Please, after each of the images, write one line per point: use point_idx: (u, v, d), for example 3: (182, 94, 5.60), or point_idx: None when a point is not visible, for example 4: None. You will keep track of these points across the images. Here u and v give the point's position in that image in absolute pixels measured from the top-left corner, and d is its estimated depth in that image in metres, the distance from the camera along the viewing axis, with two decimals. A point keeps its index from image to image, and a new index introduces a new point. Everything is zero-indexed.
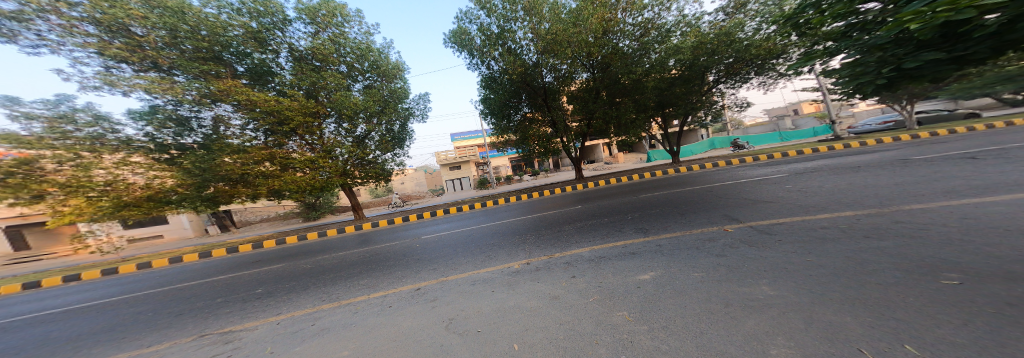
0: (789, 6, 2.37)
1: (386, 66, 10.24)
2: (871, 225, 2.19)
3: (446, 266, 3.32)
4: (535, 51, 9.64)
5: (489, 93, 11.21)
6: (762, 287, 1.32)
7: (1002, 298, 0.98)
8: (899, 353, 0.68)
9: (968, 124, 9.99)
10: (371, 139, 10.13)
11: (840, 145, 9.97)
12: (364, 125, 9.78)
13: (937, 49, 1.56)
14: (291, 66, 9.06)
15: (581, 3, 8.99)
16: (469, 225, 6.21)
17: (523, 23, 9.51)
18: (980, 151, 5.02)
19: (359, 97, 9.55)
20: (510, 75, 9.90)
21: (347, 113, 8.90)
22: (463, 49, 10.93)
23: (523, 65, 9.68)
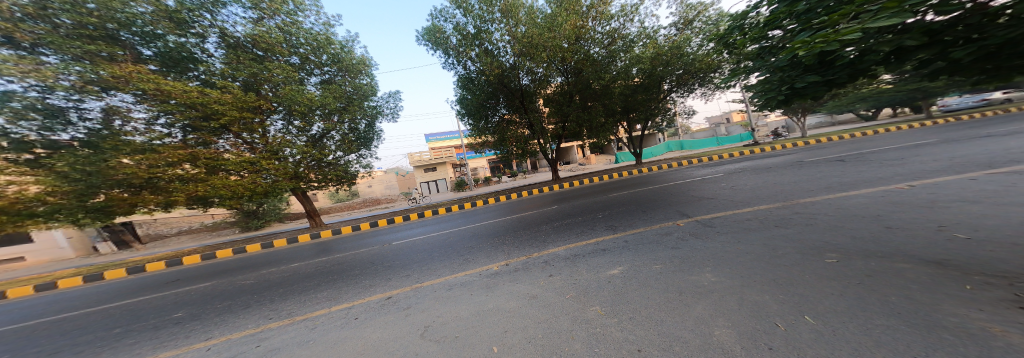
0: (722, 27, 2.80)
1: (349, 60, 9.34)
2: (780, 216, 2.75)
3: (421, 272, 3.18)
4: (512, 54, 9.68)
5: (466, 93, 11.08)
6: (707, 274, 1.57)
7: (862, 272, 1.33)
8: (800, 324, 0.89)
9: (841, 134, 12.98)
10: (330, 138, 9.08)
11: (760, 148, 12.09)
12: (322, 123, 8.62)
13: (817, 73, 1.99)
14: (223, 54, 7.57)
15: (555, 9, 9.25)
16: (445, 228, 6.01)
17: (500, 25, 9.45)
18: (848, 155, 6.60)
19: (316, 93, 8.49)
20: (487, 76, 9.86)
21: (299, 109, 7.74)
22: (438, 48, 10.43)
23: (500, 67, 9.62)
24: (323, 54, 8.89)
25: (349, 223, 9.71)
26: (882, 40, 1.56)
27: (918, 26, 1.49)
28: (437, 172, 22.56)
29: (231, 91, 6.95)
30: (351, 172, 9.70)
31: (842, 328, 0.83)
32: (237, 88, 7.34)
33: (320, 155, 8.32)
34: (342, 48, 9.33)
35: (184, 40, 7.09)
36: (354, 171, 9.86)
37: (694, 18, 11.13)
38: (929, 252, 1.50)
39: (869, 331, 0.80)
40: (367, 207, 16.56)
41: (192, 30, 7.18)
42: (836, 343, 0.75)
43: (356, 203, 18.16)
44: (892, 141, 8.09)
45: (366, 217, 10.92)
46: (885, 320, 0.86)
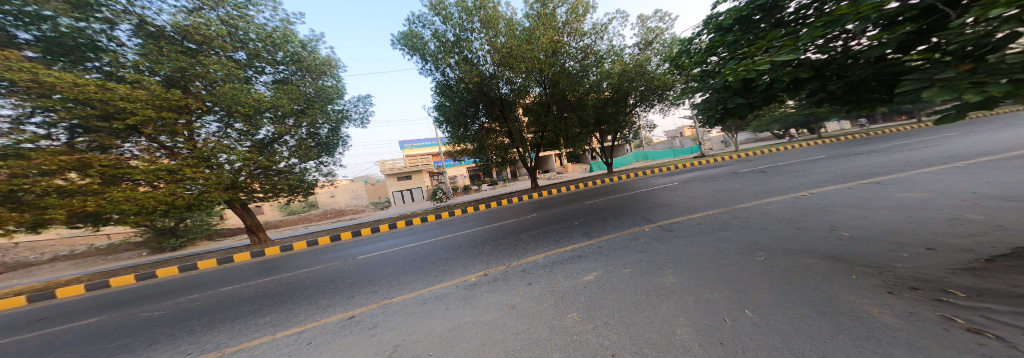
0: (673, 51, 3.23)
1: (310, 60, 8.51)
2: (723, 220, 3.21)
3: (391, 287, 2.96)
4: (491, 63, 9.69)
5: (444, 100, 10.85)
6: (669, 276, 1.76)
7: (782, 267, 1.63)
8: (741, 318, 1.06)
9: (766, 148, 15.59)
10: (283, 143, 7.95)
11: (707, 160, 13.91)
12: (272, 126, 7.56)
13: (743, 96, 2.41)
14: (139, 44, 6.18)
15: (533, 23, 9.48)
16: (420, 239, 5.70)
17: (480, 34, 9.40)
18: (771, 167, 7.98)
19: (266, 93, 7.51)
20: (466, 84, 9.74)
21: (242, 110, 6.63)
22: (415, 53, 10.00)
23: (480, 75, 9.57)
24: (278, 51, 7.95)
25: (304, 238, 8.56)
26: (784, 72, 1.98)
27: (807, 63, 1.93)
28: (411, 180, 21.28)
29: (146, 86, 5.79)
30: (307, 181, 8.54)
31: (772, 319, 1.00)
32: (157, 83, 6.10)
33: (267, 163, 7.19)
34: (303, 47, 8.51)
35: (84, 25, 5.61)
36: (311, 180, 8.74)
37: (653, 40, 12.44)
38: (827, 249, 1.90)
39: (791, 320, 0.98)
40: (328, 220, 14.81)
41: (97, 14, 5.70)
42: (768, 333, 0.90)
43: (313, 214, 16.11)
44: (800, 155, 10.00)
45: (326, 230, 9.77)
46: (801, 309, 1.07)
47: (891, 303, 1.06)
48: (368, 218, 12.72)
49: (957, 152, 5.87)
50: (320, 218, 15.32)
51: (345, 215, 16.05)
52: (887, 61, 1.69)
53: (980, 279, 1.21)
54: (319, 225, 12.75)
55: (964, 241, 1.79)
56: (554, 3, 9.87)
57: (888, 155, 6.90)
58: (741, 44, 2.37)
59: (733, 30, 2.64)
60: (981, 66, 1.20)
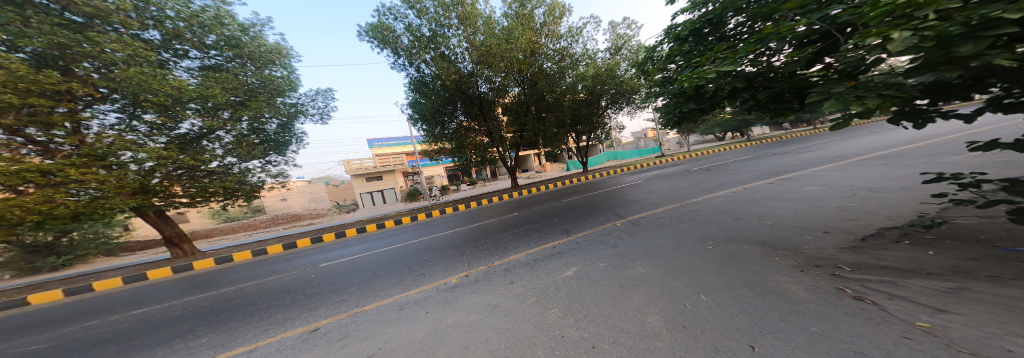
0: (639, 56, 3.45)
1: (253, 46, 7.30)
2: (680, 213, 3.64)
3: (362, 294, 2.76)
4: (469, 61, 9.40)
5: (421, 98, 10.60)
6: (638, 268, 1.95)
7: (726, 254, 1.93)
8: (697, 303, 1.24)
9: (713, 149, 17.84)
10: (217, 139, 6.69)
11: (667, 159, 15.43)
12: (198, 119, 6.16)
13: (696, 102, 2.71)
14: None
15: (511, 22, 9.24)
16: (393, 243, 5.38)
17: (457, 31, 9.08)
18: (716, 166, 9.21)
19: (192, 80, 6.19)
20: (443, 81, 9.44)
21: (155, 100, 5.29)
22: (384, 46, 9.42)
23: (457, 73, 9.24)
24: (208, 34, 6.59)
25: (249, 247, 7.45)
26: (726, 82, 2.29)
27: (742, 75, 2.27)
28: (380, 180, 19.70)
29: (2, 65, 4.20)
30: (248, 182, 7.24)
31: (722, 303, 1.21)
32: (21, 62, 4.45)
33: (191, 162, 5.89)
34: (244, 32, 7.25)
35: None
36: (254, 182, 7.44)
37: (622, 46, 13.13)
38: (758, 237, 2.30)
39: (735, 302, 1.19)
40: (278, 226, 12.95)
41: None
42: (720, 317, 1.08)
43: (259, 220, 13.95)
44: (737, 155, 11.70)
45: (276, 238, 8.56)
46: (741, 293, 1.30)
47: (800, 283, 1.36)
48: (330, 222, 11.47)
49: (843, 153, 7.47)
50: (269, 225, 13.35)
51: (301, 220, 14.21)
52: (797, 77, 2.08)
53: (857, 261, 1.61)
54: (268, 232, 11.11)
55: (847, 226, 2.33)
56: (532, 4, 9.83)
57: (800, 155, 8.44)
58: (694, 54, 2.66)
59: (688, 41, 2.92)
60: (860, 83, 1.54)
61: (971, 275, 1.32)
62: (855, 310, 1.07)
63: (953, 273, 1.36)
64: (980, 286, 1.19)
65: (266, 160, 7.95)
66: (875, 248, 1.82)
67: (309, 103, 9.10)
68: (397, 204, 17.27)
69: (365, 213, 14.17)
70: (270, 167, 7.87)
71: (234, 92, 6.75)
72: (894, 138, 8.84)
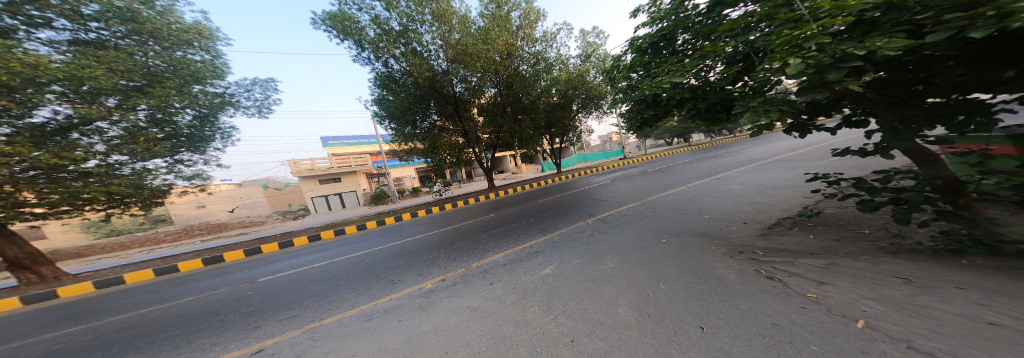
0: (606, 64, 3.68)
1: (161, 27, 5.83)
2: (641, 210, 4.10)
3: (319, 307, 2.45)
4: (444, 59, 9.11)
5: (389, 94, 10.06)
6: (608, 262, 2.14)
7: (678, 246, 2.26)
8: (659, 295, 1.43)
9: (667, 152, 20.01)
10: (100, 133, 5.13)
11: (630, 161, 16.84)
12: (70, 107, 4.60)
13: (654, 109, 3.03)
14: None
15: (487, 23, 9.14)
16: (356, 250, 4.91)
17: (431, 28, 8.80)
18: (670, 167, 10.43)
19: (61, 57, 4.62)
20: (415, 78, 8.89)
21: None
22: (346, 37, 8.92)
23: (431, 71, 8.81)
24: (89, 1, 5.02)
25: (154, 264, 5.98)
26: (677, 92, 2.62)
27: (687, 86, 2.63)
28: (337, 183, 17.49)
29: None
30: (146, 186, 5.71)
31: (679, 292, 1.43)
32: None
33: (51, 161, 4.31)
34: (148, 6, 5.75)
35: None
36: (153, 185, 5.88)
37: (592, 53, 13.70)
38: (700, 229, 2.73)
39: (687, 291, 1.42)
40: (196, 238, 10.44)
41: None
42: (678, 305, 1.29)
43: (164, 233, 10.94)
44: (686, 158, 13.38)
45: (197, 251, 7.01)
46: (692, 282, 1.55)
47: (731, 269, 1.69)
48: (271, 232, 9.76)
49: (756, 156, 9.18)
50: (179, 239, 10.55)
51: (229, 230, 11.68)
52: (726, 91, 2.51)
53: (767, 247, 2.05)
54: (182, 246, 8.92)
55: (759, 218, 2.92)
56: (508, 6, 9.78)
57: (732, 158, 10.02)
58: (652, 65, 2.98)
59: (647, 53, 3.20)
60: (771, 100, 1.93)
61: (834, 254, 1.80)
62: (768, 288, 1.37)
63: (824, 252, 1.84)
64: (840, 262, 1.64)
65: (175, 158, 6.49)
66: (778, 235, 2.33)
67: (241, 94, 7.55)
68: (358, 209, 15.54)
69: (318, 219, 12.41)
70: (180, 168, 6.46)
71: (129, 75, 5.18)
72: (791, 144, 11.13)
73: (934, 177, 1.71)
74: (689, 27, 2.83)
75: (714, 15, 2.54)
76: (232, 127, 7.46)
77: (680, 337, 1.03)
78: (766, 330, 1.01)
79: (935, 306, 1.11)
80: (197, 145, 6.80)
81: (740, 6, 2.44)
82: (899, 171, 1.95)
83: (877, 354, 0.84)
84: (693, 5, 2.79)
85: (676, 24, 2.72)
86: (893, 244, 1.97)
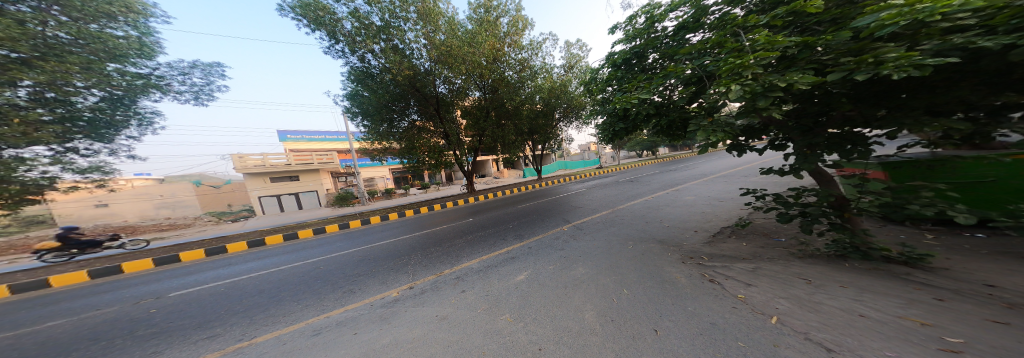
0: (585, 78, 3.89)
1: None
2: (611, 218, 4.41)
3: (252, 324, 2.17)
4: (427, 59, 8.82)
5: (365, 91, 9.49)
6: (579, 268, 2.28)
7: (642, 253, 2.49)
8: (621, 301, 1.57)
9: (639, 163, 21.47)
10: None
11: (606, 171, 17.73)
12: None
13: (626, 123, 3.25)
14: None
15: (475, 27, 9.00)
16: (308, 257, 4.46)
17: (415, 26, 8.46)
18: (640, 177, 11.28)
19: None
20: (394, 75, 8.40)
21: None
22: (316, 27, 8.07)
23: (412, 69, 8.44)
24: None
25: (30, 277, 4.76)
26: (644, 107, 2.87)
27: (652, 102, 2.87)
28: (295, 182, 15.81)
29: None
30: (14, 180, 4.64)
31: (638, 298, 1.59)
32: None
33: None
34: None
35: None
36: (25, 179, 4.80)
37: (575, 65, 14.07)
38: (659, 236, 3.04)
39: (645, 296, 1.61)
40: (87, 244, 8.29)
41: None
42: (638, 311, 1.44)
43: (38, 238, 8.30)
44: (653, 169, 14.62)
45: (82, 262, 5.66)
46: (650, 286, 1.75)
47: (682, 273, 1.93)
48: (201, 236, 8.27)
49: (709, 171, 10.39)
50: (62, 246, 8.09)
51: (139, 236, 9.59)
52: (684, 109, 2.82)
53: (711, 252, 2.38)
54: (64, 254, 7.04)
55: (706, 226, 3.35)
56: (496, 12, 9.76)
57: (692, 171, 11.15)
58: (624, 80, 3.23)
59: (621, 68, 3.43)
60: (717, 123, 2.23)
61: (759, 259, 2.17)
62: (711, 291, 1.60)
63: (752, 258, 2.20)
64: (764, 266, 1.98)
65: (65, 146, 5.33)
66: (720, 241, 2.71)
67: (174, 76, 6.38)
68: (318, 210, 13.99)
69: (264, 222, 10.85)
70: (72, 159, 5.34)
71: (14, 46, 4.11)
72: (736, 161, 12.76)
73: (828, 195, 2.14)
74: (658, 48, 3.09)
75: (678, 38, 2.82)
76: (156, 114, 6.21)
77: (638, 341, 1.16)
78: (706, 329, 1.20)
79: (826, 302, 1.40)
80: (100, 131, 5.58)
81: (700, 32, 2.75)
82: (804, 188, 2.40)
83: (783, 345, 1.04)
84: (661, 26, 3.04)
85: (647, 43, 2.96)
86: (802, 251, 2.42)
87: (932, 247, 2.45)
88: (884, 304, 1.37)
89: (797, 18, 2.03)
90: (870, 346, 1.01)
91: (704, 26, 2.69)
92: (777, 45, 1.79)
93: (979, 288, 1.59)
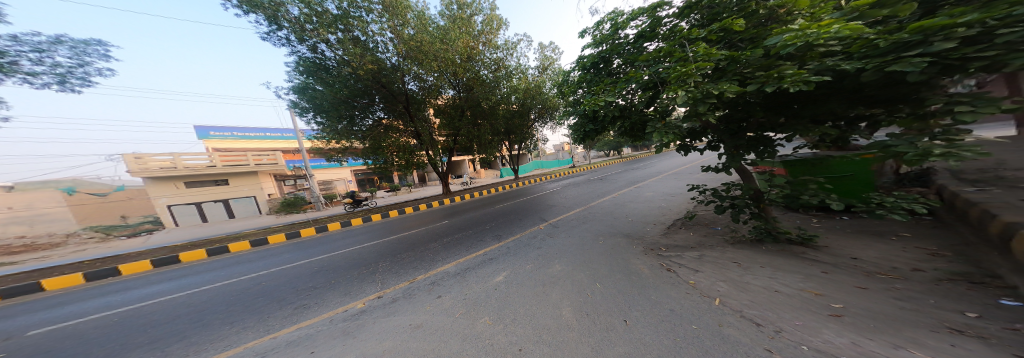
0: (557, 83, 4.01)
1: None
2: (584, 215, 4.69)
3: (164, 356, 1.77)
4: (395, 53, 8.15)
5: (318, 85, 8.25)
6: (555, 265, 2.37)
7: (612, 247, 2.69)
8: (594, 295, 1.69)
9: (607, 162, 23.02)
10: None
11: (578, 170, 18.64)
12: None
13: (595, 124, 3.43)
14: None
15: (448, 23, 8.53)
16: (247, 272, 3.84)
17: (380, 19, 7.65)
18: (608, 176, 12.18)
19: None
20: (355, 70, 7.52)
21: None
22: (252, 10, 6.75)
23: (376, 63, 7.66)
24: None
25: None
26: (611, 109, 3.05)
27: (618, 105, 3.08)
28: (225, 186, 13.29)
29: None
30: None
31: (609, 291, 1.73)
32: None
33: None
34: None
35: None
36: None
37: (549, 66, 14.21)
38: (625, 231, 3.33)
39: (615, 288, 1.76)
40: None
41: None
42: (610, 303, 1.56)
43: None
44: (620, 168, 15.88)
45: None
46: (619, 279, 1.91)
47: (645, 264, 2.15)
48: (86, 255, 6.48)
49: (664, 169, 11.67)
50: None
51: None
52: (643, 112, 3.08)
53: (667, 243, 2.70)
54: None
55: (663, 219, 3.77)
56: (470, 9, 9.36)
57: (652, 170, 12.40)
58: (593, 83, 3.40)
59: (591, 71, 3.58)
60: (671, 126, 2.50)
61: (704, 247, 2.53)
62: (669, 280, 1.81)
63: (699, 246, 2.56)
64: (707, 253, 2.31)
65: None
66: (674, 233, 3.09)
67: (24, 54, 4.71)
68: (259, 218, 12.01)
69: (180, 235, 8.87)
70: None
71: None
72: (686, 160, 14.47)
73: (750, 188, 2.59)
74: (620, 54, 3.30)
75: (636, 45, 3.06)
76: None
77: (611, 333, 1.26)
78: (667, 315, 1.35)
79: (752, 281, 1.71)
80: None
81: (655, 41, 3.02)
82: (733, 183, 2.85)
83: (726, 324, 1.23)
84: (624, 34, 3.24)
85: (612, 49, 3.14)
86: (734, 237, 2.90)
87: (820, 230, 3.15)
88: (792, 280, 1.71)
89: (727, 34, 2.36)
90: (786, 318, 1.26)
91: (659, 36, 2.94)
92: (714, 58, 2.06)
93: (848, 261, 2.10)
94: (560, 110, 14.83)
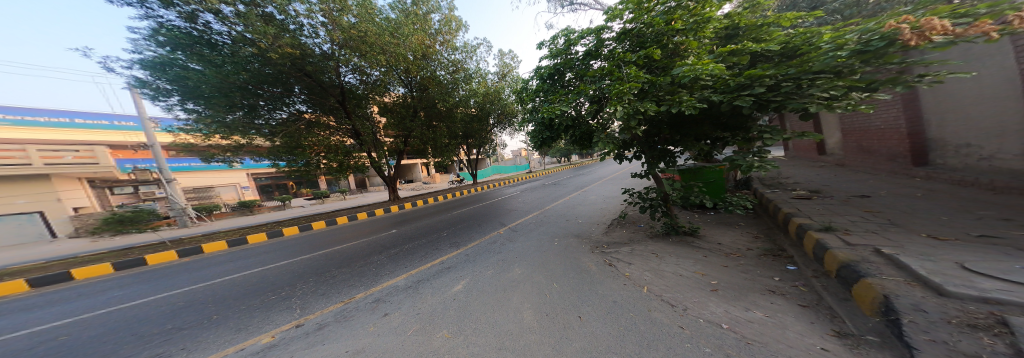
0: (516, 90, 4.04)
1: None
2: (541, 218, 4.96)
3: None
4: (328, 40, 6.81)
5: (193, 62, 5.66)
6: (515, 270, 2.41)
7: (564, 248, 2.93)
8: (552, 295, 1.79)
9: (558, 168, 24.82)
10: None
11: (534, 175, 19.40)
12: None
13: (550, 131, 3.60)
14: None
15: (400, 16, 7.50)
16: (29, 325, 2.45)
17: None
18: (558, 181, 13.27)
19: None
20: (266, 54, 5.85)
21: None
22: None
23: (298, 48, 6.15)
24: None
25: None
26: (565, 117, 3.26)
27: (570, 116, 3.32)
28: None
29: None
30: None
31: (565, 290, 1.86)
32: None
33: None
34: None
35: None
36: None
37: (508, 73, 14.11)
38: (576, 231, 3.68)
39: (569, 287, 1.91)
40: None
41: None
42: (566, 301, 1.68)
43: None
44: (569, 174, 17.45)
45: None
46: (573, 277, 2.09)
47: (592, 262, 2.42)
48: None
49: (603, 175, 13.46)
50: None
51: None
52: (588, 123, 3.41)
53: (607, 240, 3.11)
54: None
55: (604, 220, 4.34)
56: (426, 6, 8.48)
57: (595, 175, 14.11)
58: (550, 92, 3.57)
59: (547, 82, 3.70)
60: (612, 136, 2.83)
61: (635, 242, 3.02)
62: (612, 274, 2.08)
63: (631, 242, 3.03)
64: (636, 247, 2.77)
65: None
66: (613, 231, 3.58)
67: None
68: (74, 242, 7.95)
69: None
70: None
71: None
72: (620, 167, 16.93)
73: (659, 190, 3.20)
74: (572, 68, 3.54)
75: (584, 60, 3.34)
76: None
77: (568, 330, 1.34)
78: (612, 306, 1.55)
79: (667, 269, 2.12)
80: None
81: (598, 59, 3.35)
82: (651, 187, 3.46)
83: (653, 308, 1.48)
84: (575, 51, 3.48)
85: (566, 63, 3.34)
86: (653, 233, 3.55)
87: (704, 223, 4.21)
88: (692, 265, 2.21)
89: (650, 62, 2.81)
90: (690, 297, 1.62)
91: (602, 55, 3.27)
92: (641, 79, 2.44)
93: (721, 247, 2.85)
94: (518, 117, 15.08)
